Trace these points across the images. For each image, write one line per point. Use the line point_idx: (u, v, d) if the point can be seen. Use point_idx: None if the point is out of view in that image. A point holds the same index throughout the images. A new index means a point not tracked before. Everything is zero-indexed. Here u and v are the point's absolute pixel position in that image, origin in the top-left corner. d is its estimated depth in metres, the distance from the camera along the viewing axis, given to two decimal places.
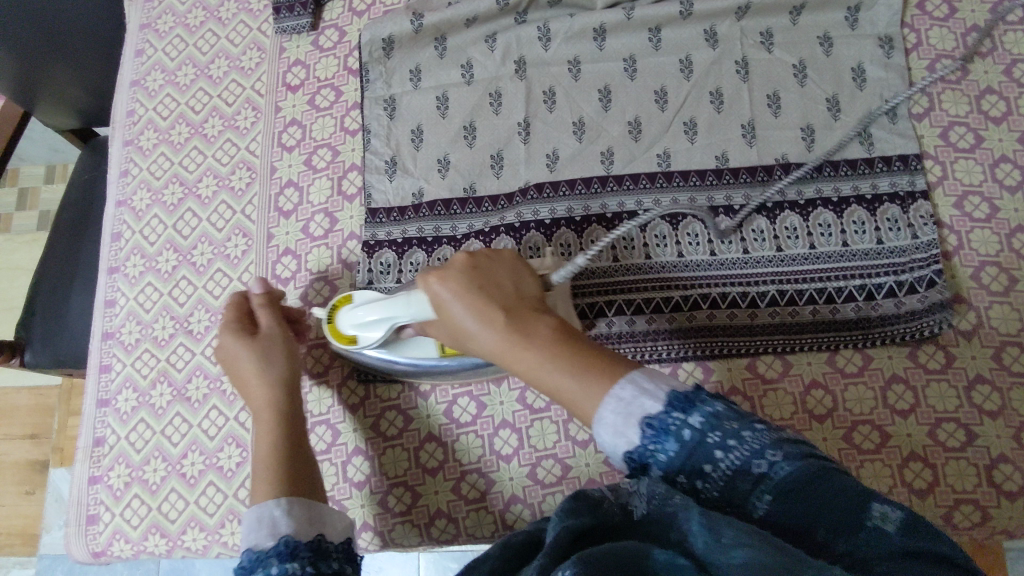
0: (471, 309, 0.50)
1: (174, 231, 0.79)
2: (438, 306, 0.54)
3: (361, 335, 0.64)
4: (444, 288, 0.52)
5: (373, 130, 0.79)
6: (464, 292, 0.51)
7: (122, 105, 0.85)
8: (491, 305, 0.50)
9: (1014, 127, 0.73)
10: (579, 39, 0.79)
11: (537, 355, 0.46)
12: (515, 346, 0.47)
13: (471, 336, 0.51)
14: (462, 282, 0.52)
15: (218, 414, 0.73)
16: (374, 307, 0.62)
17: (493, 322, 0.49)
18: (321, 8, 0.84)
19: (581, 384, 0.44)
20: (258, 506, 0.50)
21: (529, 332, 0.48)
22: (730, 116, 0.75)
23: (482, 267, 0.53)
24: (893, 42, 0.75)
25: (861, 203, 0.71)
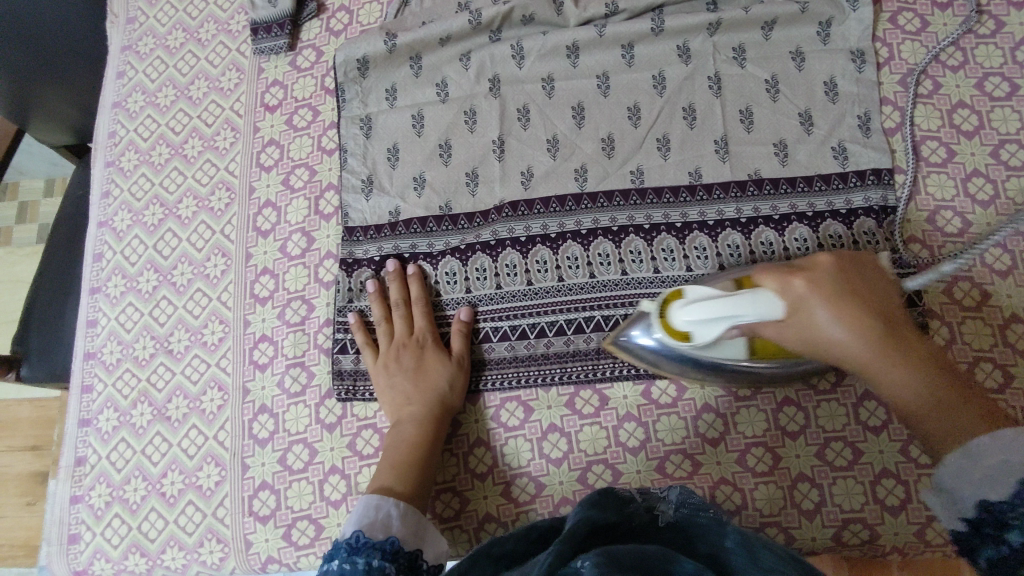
0: (841, 318, 0.52)
1: (155, 251, 0.80)
2: (795, 307, 0.53)
3: (694, 333, 0.58)
4: (809, 291, 0.53)
5: (350, 149, 0.79)
6: (836, 300, 0.53)
7: (104, 126, 0.86)
8: (862, 316, 0.53)
9: (986, 141, 0.73)
10: (553, 57, 0.79)
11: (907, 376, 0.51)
12: (886, 359, 0.52)
13: (834, 344, 0.53)
14: (836, 289, 0.53)
15: (197, 433, 0.74)
16: (713, 305, 0.55)
17: (866, 332, 0.52)
18: (298, 28, 0.85)
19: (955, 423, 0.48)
20: (377, 497, 0.59)
21: (904, 349, 0.52)
22: (703, 131, 0.76)
23: (849, 272, 0.55)
24: (865, 56, 0.76)
25: (835, 218, 0.71)
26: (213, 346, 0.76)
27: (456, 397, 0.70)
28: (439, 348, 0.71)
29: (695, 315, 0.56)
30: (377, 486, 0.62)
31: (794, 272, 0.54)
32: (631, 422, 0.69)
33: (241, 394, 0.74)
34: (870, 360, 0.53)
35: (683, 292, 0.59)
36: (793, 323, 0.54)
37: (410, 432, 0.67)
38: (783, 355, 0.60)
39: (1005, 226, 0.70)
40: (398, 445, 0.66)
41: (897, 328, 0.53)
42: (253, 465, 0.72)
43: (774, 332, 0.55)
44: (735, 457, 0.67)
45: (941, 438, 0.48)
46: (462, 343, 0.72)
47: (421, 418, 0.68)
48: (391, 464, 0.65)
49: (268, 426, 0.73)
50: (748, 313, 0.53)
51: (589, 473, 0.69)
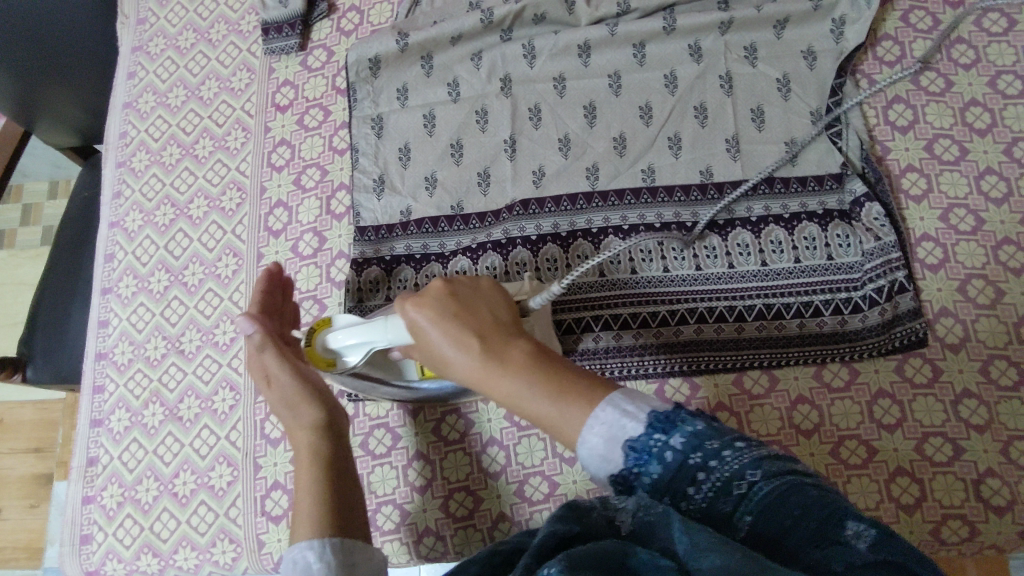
0: (450, 338, 0.49)
1: (166, 251, 0.80)
2: (414, 332, 0.51)
3: (337, 359, 0.61)
4: (419, 314, 0.50)
5: (361, 149, 0.79)
6: (440, 321, 0.49)
7: (116, 126, 0.86)
8: (469, 335, 0.48)
9: (999, 139, 0.73)
10: (565, 56, 0.79)
11: (519, 385, 0.45)
12: (496, 374, 0.46)
13: (449, 363, 0.49)
14: (439, 310, 0.50)
15: (209, 433, 0.74)
16: (352, 331, 0.59)
17: (470, 351, 0.48)
18: (309, 29, 0.85)
19: (556, 410, 0.44)
20: (295, 549, 0.53)
21: (505, 359, 0.47)
22: (715, 130, 0.76)
23: (461, 297, 0.51)
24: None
25: (845, 217, 0.72)
26: (225, 346, 0.76)
27: (337, 422, 0.64)
28: (283, 365, 0.65)
29: (338, 345, 0.60)
30: (296, 528, 0.54)
31: (415, 297, 0.52)
32: None
33: (252, 394, 0.74)
34: (546, 378, 0.45)
35: (331, 326, 0.64)
36: (429, 347, 0.50)
37: (315, 461, 0.60)
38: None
39: (1019, 224, 0.70)
40: (305, 484, 0.59)
41: (497, 341, 0.48)
42: (266, 465, 0.72)
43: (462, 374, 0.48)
44: None
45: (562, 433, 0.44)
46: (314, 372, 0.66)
47: (316, 448, 0.62)
48: (309, 498, 0.57)
49: (279, 426, 0.73)
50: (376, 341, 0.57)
51: None
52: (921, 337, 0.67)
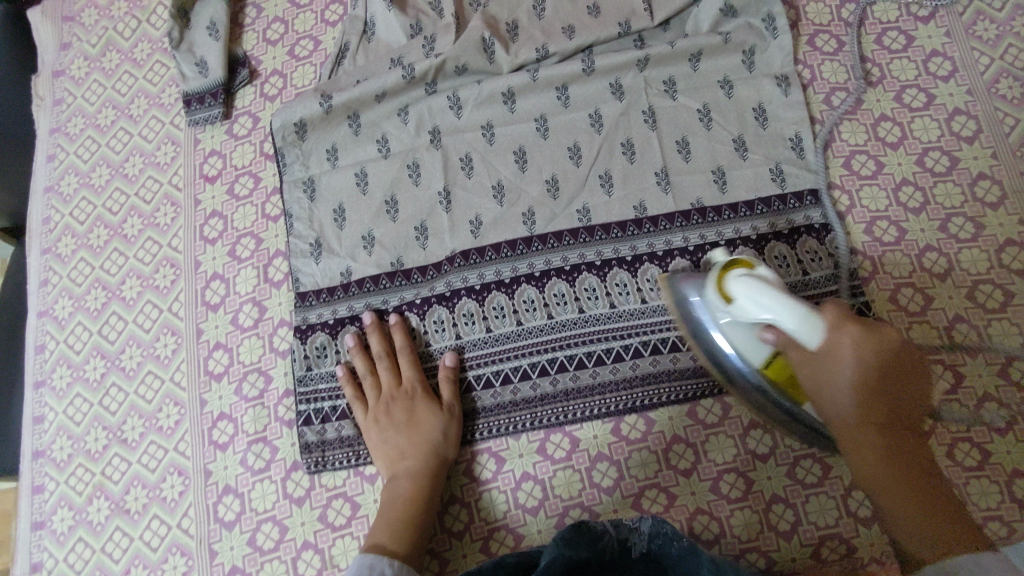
0: (855, 392, 0.52)
1: (100, 336, 0.78)
2: (824, 352, 0.52)
3: (738, 303, 0.55)
4: (852, 347, 0.51)
5: (295, 214, 0.78)
6: (864, 374, 0.52)
7: (38, 212, 0.84)
8: (876, 400, 0.52)
9: (911, 150, 0.76)
10: (490, 104, 0.80)
11: (871, 461, 0.52)
12: (878, 445, 0.52)
13: (823, 404, 0.54)
14: (867, 355, 0.52)
15: (159, 523, 0.71)
16: (770, 294, 0.53)
17: (856, 414, 0.52)
18: (232, 96, 0.84)
19: (909, 525, 0.50)
20: (372, 558, 0.60)
21: (885, 446, 0.52)
22: (643, 165, 0.77)
23: (884, 347, 0.53)
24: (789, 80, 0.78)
25: (780, 239, 0.73)
26: (170, 430, 0.74)
27: (456, 445, 0.69)
28: (429, 397, 0.71)
29: (742, 293, 0.55)
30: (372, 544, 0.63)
31: (853, 320, 0.53)
32: (603, 462, 0.69)
33: (202, 477, 0.72)
34: (915, 477, 0.51)
35: (759, 269, 0.57)
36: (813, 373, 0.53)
37: (408, 484, 0.66)
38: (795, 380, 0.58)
39: (939, 231, 0.73)
40: (391, 504, 0.66)
41: (892, 422, 0.52)
42: (221, 551, 0.69)
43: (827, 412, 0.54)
44: (709, 486, 0.68)
45: (911, 541, 0.49)
46: (451, 390, 0.71)
47: (421, 476, 0.67)
48: (392, 521, 0.64)
49: (233, 507, 0.70)
50: (787, 314, 0.52)
51: (567, 518, 0.68)
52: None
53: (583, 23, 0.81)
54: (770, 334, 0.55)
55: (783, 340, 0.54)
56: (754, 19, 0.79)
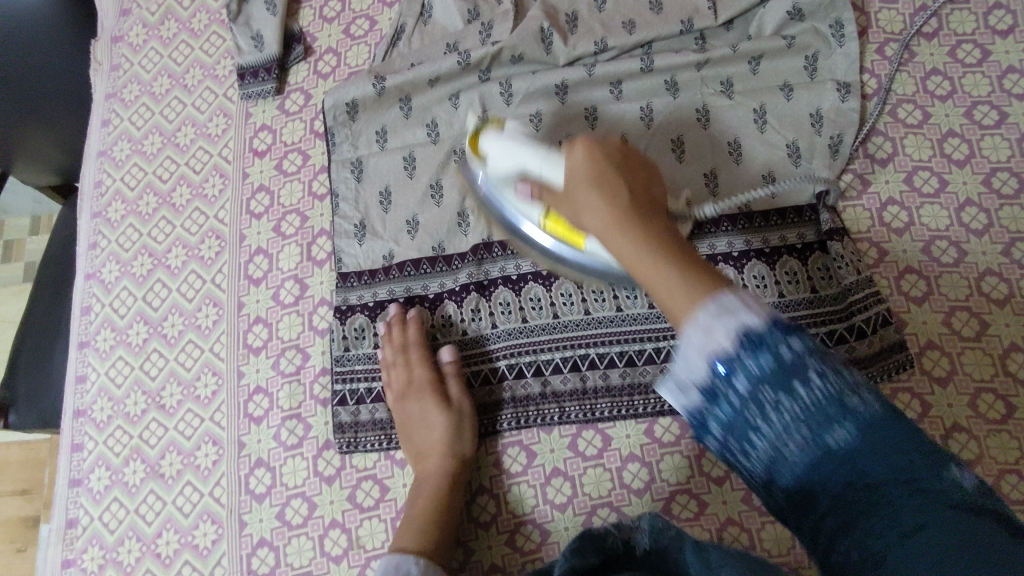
0: (596, 193, 0.49)
1: (144, 302, 0.79)
2: (570, 178, 0.53)
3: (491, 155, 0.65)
4: (586, 158, 0.51)
5: (341, 194, 0.78)
6: (596, 181, 0.49)
7: (90, 176, 0.85)
8: (641, 232, 0.44)
9: (978, 169, 0.73)
10: (541, 95, 0.78)
11: (647, 248, 0.42)
12: (626, 221, 0.45)
13: (589, 213, 0.49)
14: (592, 169, 0.51)
15: (192, 490, 0.72)
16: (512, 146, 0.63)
17: (615, 199, 0.47)
18: (285, 72, 0.85)
19: (678, 279, 0.40)
20: (397, 557, 0.59)
21: (643, 223, 0.45)
22: (692, 165, 0.75)
23: (617, 163, 0.51)
24: (851, 88, 0.75)
25: (824, 247, 0.71)
26: (207, 400, 0.75)
27: (468, 446, 0.69)
28: (438, 395, 0.70)
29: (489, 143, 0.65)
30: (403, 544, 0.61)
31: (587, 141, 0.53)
32: (635, 464, 0.68)
33: (236, 448, 0.73)
34: (681, 258, 0.41)
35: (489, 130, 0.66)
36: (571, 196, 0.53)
37: (430, 485, 0.66)
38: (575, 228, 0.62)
39: (1000, 255, 0.70)
40: (416, 502, 0.65)
41: (653, 218, 0.45)
42: (251, 522, 0.70)
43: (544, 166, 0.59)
44: (741, 496, 0.66)
45: (664, 296, 0.41)
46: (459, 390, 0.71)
47: (438, 475, 0.66)
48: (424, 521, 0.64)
49: (265, 480, 0.71)
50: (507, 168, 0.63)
51: (594, 517, 0.67)
52: (905, 365, 0.67)
53: (644, 18, 0.79)
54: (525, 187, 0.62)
55: (538, 188, 0.60)
56: (821, 25, 0.77)
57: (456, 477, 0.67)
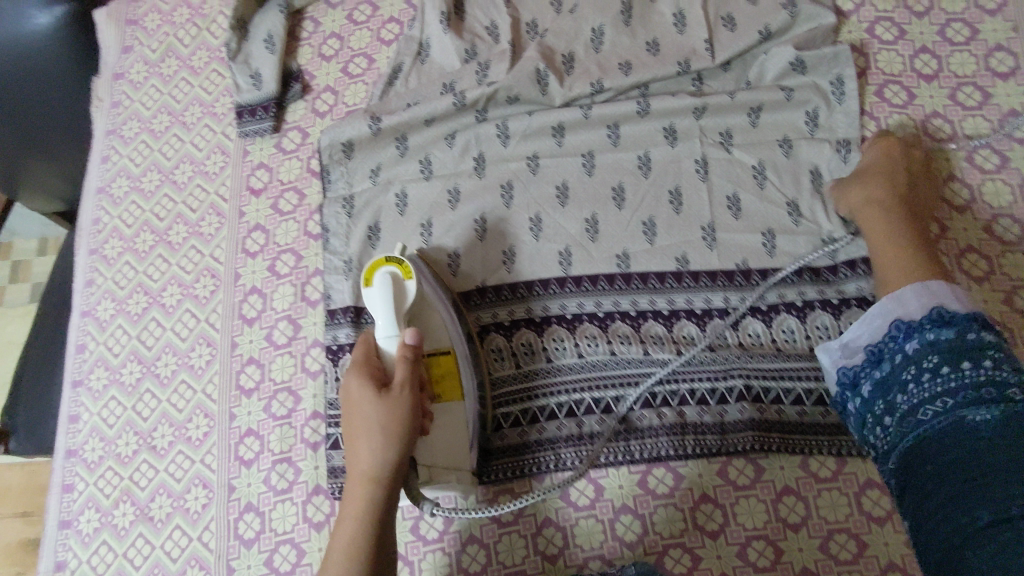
0: (384, 411, 0.57)
1: (138, 341, 0.79)
2: (353, 397, 0.59)
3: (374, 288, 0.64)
4: (378, 392, 0.58)
5: (332, 228, 0.77)
6: (387, 421, 0.57)
7: (88, 212, 0.85)
8: (400, 421, 0.57)
9: (979, 215, 0.72)
10: (538, 135, 0.78)
11: (383, 521, 0.56)
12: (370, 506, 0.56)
13: (367, 451, 0.57)
14: (393, 410, 0.57)
15: (180, 534, 0.71)
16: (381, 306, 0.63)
17: (383, 489, 0.56)
18: (283, 110, 0.85)
19: (380, 532, 0.56)
20: None
21: (378, 508, 0.56)
22: (689, 216, 0.74)
23: (395, 412, 0.57)
24: (850, 145, 0.75)
25: (824, 307, 0.71)
26: (198, 441, 0.74)
27: (404, 444, 0.57)
28: (370, 380, 0.58)
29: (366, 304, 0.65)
30: (326, 574, 0.54)
31: (378, 372, 0.60)
32: (627, 515, 0.67)
33: (226, 492, 0.72)
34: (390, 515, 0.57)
35: (405, 280, 0.65)
36: (439, 436, 0.64)
37: (359, 495, 0.56)
38: (459, 374, 0.66)
39: (1002, 303, 0.69)
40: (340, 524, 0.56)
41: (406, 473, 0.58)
42: (239, 568, 0.69)
43: (402, 374, 0.59)
44: (736, 551, 0.65)
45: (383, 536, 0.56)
46: (408, 400, 0.58)
47: (376, 495, 0.56)
48: (345, 552, 0.54)
49: (253, 526, 0.70)
50: (381, 324, 0.63)
51: (585, 570, 0.66)
52: None
53: (641, 60, 0.79)
54: (412, 334, 0.62)
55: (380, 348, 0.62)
56: (822, 80, 0.76)
57: (393, 487, 0.57)
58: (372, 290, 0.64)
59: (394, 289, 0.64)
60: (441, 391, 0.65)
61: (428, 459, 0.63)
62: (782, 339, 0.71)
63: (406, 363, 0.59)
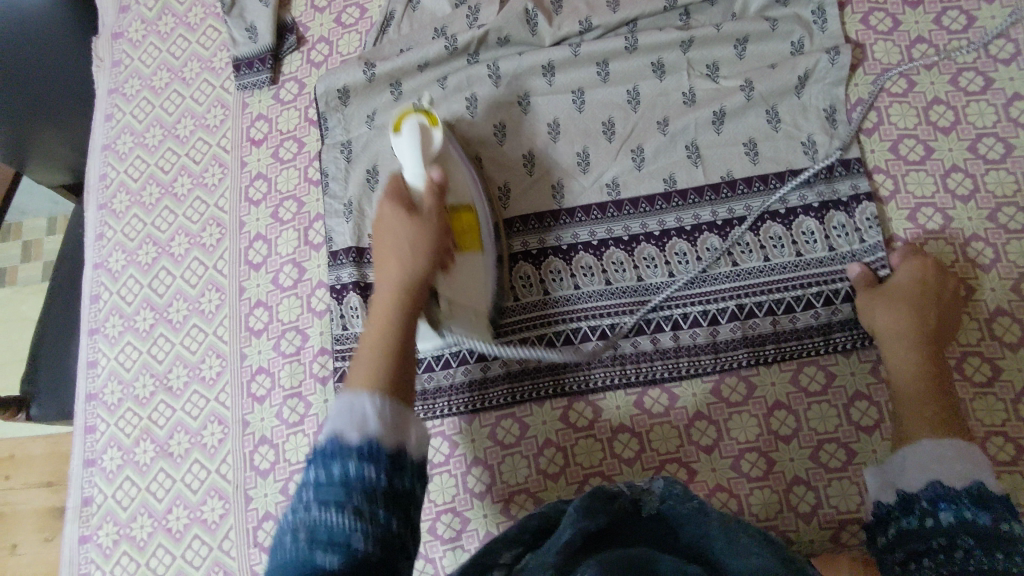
0: (411, 237, 0.59)
1: (150, 289, 0.82)
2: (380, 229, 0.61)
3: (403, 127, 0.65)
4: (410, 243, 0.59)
5: (331, 174, 0.80)
6: (415, 241, 0.59)
7: (95, 169, 0.88)
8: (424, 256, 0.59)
9: (964, 136, 0.73)
10: (528, 74, 0.79)
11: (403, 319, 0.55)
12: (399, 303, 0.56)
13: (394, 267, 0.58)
14: (418, 241, 0.59)
15: (199, 467, 0.75)
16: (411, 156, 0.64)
17: (415, 293, 0.57)
18: (279, 61, 0.86)
19: (404, 316, 0.55)
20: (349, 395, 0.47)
21: (409, 304, 0.56)
22: (676, 138, 0.76)
23: (420, 250, 0.59)
24: (840, 49, 0.75)
25: (809, 213, 0.72)
26: (212, 381, 0.77)
27: (427, 267, 0.58)
28: (399, 204, 0.61)
29: (395, 150, 0.66)
30: (350, 384, 0.49)
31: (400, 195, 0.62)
32: (625, 434, 0.70)
33: (240, 427, 0.75)
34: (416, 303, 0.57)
35: (432, 129, 0.66)
36: (460, 279, 0.65)
37: (385, 310, 0.56)
38: (477, 230, 0.68)
39: (986, 220, 0.71)
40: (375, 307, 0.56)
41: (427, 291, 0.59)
42: (256, 496, 0.73)
43: (429, 203, 0.62)
44: (730, 463, 0.68)
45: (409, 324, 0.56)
46: (438, 224, 0.61)
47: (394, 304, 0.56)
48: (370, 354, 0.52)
49: (269, 457, 0.74)
50: (412, 168, 0.64)
51: (586, 485, 0.69)
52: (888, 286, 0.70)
53: None
54: (438, 173, 0.64)
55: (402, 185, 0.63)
56: (803, 11, 0.78)
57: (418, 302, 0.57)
58: (402, 136, 0.65)
59: (421, 135, 0.65)
60: (463, 244, 0.66)
61: (449, 294, 0.64)
62: (769, 246, 0.72)
63: (433, 195, 0.62)
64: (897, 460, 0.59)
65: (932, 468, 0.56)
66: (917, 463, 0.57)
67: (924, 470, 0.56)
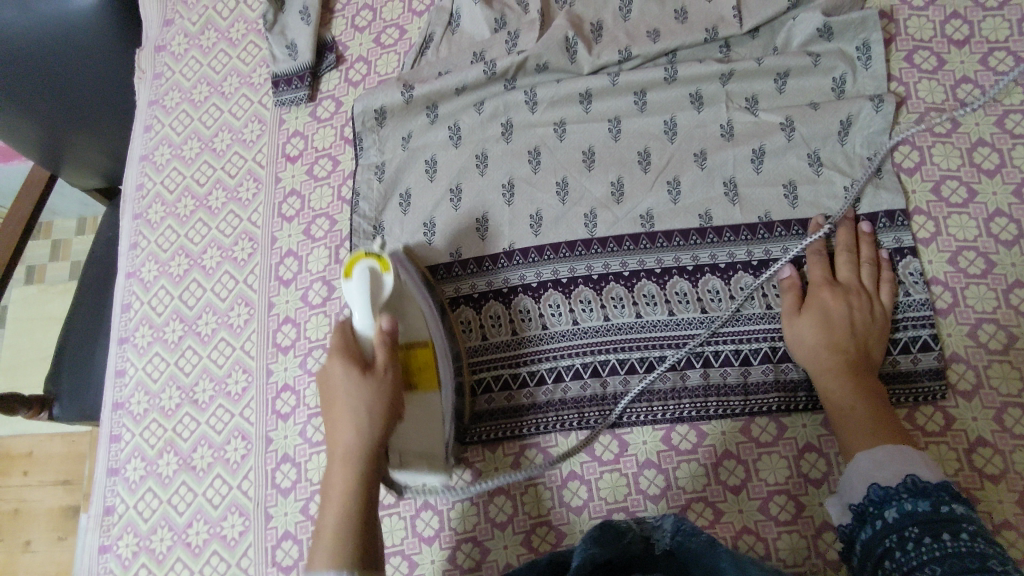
0: (364, 400, 0.58)
1: (180, 301, 0.82)
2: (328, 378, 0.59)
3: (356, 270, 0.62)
4: (359, 381, 0.58)
5: (364, 193, 0.80)
6: (369, 401, 0.58)
7: (133, 178, 0.89)
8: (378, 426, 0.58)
9: (1009, 179, 0.72)
10: (565, 102, 0.79)
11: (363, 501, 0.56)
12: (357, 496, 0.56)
13: (347, 438, 0.57)
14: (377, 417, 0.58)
15: (221, 482, 0.75)
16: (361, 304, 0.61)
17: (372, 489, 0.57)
18: (317, 79, 0.87)
19: (360, 526, 0.55)
20: None
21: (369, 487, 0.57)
22: (713, 172, 0.75)
23: (375, 412, 0.58)
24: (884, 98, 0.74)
25: None
26: (237, 396, 0.77)
27: (382, 427, 0.58)
28: (351, 364, 0.59)
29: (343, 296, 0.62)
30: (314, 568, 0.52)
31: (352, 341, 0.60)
32: (650, 470, 0.69)
33: (264, 443, 0.75)
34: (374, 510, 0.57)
35: (383, 274, 0.62)
36: (413, 429, 0.64)
37: (342, 474, 0.56)
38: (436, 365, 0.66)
39: None
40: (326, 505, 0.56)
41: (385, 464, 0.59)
42: (276, 515, 0.73)
43: (383, 356, 0.60)
44: (757, 505, 0.66)
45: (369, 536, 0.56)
46: (389, 377, 0.60)
47: (356, 482, 0.56)
48: (331, 534, 0.54)
49: (290, 476, 0.73)
50: (360, 314, 0.61)
51: (610, 521, 0.68)
52: (930, 342, 0.68)
53: (669, 28, 0.80)
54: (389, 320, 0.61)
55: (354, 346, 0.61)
56: (847, 46, 0.77)
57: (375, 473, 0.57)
58: (351, 282, 0.61)
59: (371, 280, 0.61)
60: (419, 381, 0.65)
61: (400, 446, 0.62)
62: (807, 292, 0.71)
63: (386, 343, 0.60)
64: (847, 478, 0.59)
65: (881, 471, 0.57)
66: (869, 466, 0.58)
67: (882, 472, 0.57)
